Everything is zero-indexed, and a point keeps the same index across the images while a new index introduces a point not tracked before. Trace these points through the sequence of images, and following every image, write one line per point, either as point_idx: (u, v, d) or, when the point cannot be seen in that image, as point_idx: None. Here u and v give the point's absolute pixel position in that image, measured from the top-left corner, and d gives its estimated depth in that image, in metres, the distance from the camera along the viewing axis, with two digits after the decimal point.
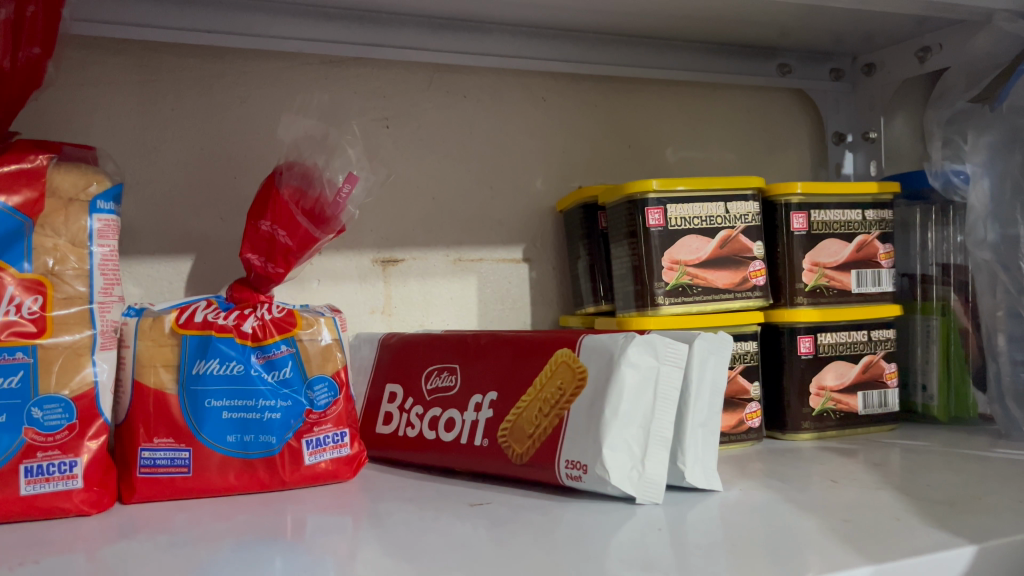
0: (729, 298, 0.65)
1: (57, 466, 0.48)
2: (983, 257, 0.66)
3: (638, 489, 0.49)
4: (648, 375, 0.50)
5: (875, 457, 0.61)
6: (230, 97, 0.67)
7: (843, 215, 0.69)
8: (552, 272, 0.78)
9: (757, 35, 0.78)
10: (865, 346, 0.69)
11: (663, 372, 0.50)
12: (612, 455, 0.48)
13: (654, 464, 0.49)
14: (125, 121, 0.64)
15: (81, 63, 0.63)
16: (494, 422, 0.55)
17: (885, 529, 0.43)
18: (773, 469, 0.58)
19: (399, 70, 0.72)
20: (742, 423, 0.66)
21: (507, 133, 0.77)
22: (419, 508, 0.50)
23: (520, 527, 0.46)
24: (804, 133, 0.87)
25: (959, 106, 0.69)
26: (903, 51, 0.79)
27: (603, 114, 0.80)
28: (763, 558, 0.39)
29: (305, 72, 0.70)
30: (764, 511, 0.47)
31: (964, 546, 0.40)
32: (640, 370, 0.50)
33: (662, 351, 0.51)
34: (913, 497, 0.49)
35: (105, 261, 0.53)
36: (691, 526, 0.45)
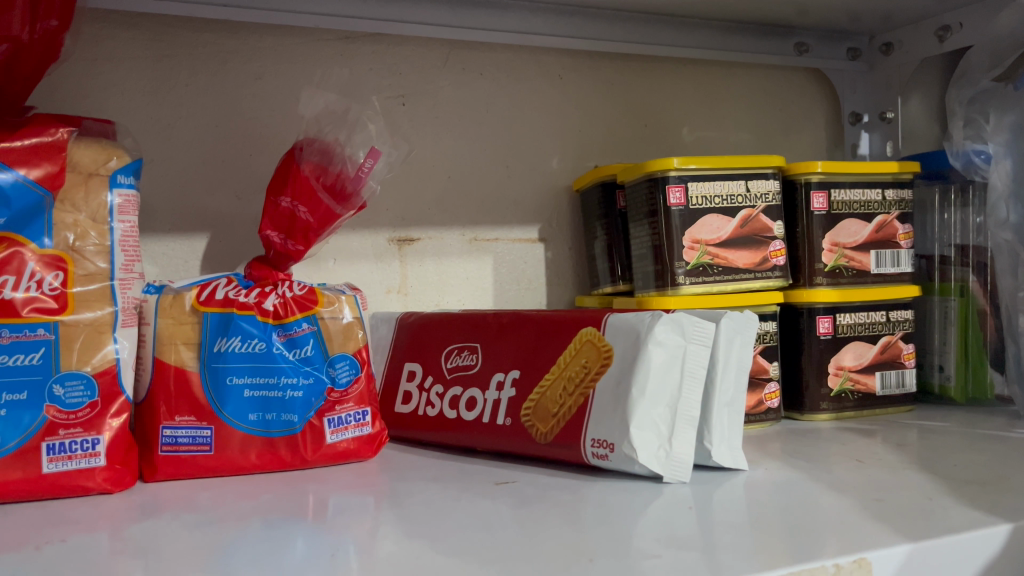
0: (749, 278, 0.65)
1: (79, 444, 0.48)
2: (1004, 238, 0.66)
3: (666, 468, 0.48)
4: (675, 353, 0.50)
5: (895, 438, 0.61)
6: (245, 74, 0.66)
7: (862, 195, 0.69)
8: (567, 252, 0.77)
9: (775, 12, 0.77)
10: (883, 327, 0.69)
11: (690, 350, 0.50)
12: (639, 434, 0.48)
13: (681, 443, 0.49)
14: (139, 97, 0.63)
15: (96, 38, 0.62)
16: (516, 401, 0.55)
17: (917, 508, 0.43)
18: (794, 449, 0.58)
19: (414, 47, 0.72)
20: (761, 403, 0.65)
21: (523, 111, 0.76)
22: (443, 488, 0.49)
23: (549, 507, 0.45)
24: (819, 114, 0.87)
25: (982, 85, 0.67)
26: (922, 30, 0.78)
27: (619, 93, 0.79)
28: (797, 538, 0.39)
29: (321, 48, 0.69)
30: (793, 490, 0.47)
31: (998, 526, 0.40)
32: (667, 348, 0.49)
33: (688, 330, 0.50)
34: (940, 477, 0.49)
35: (126, 237, 0.52)
36: (719, 505, 0.45)
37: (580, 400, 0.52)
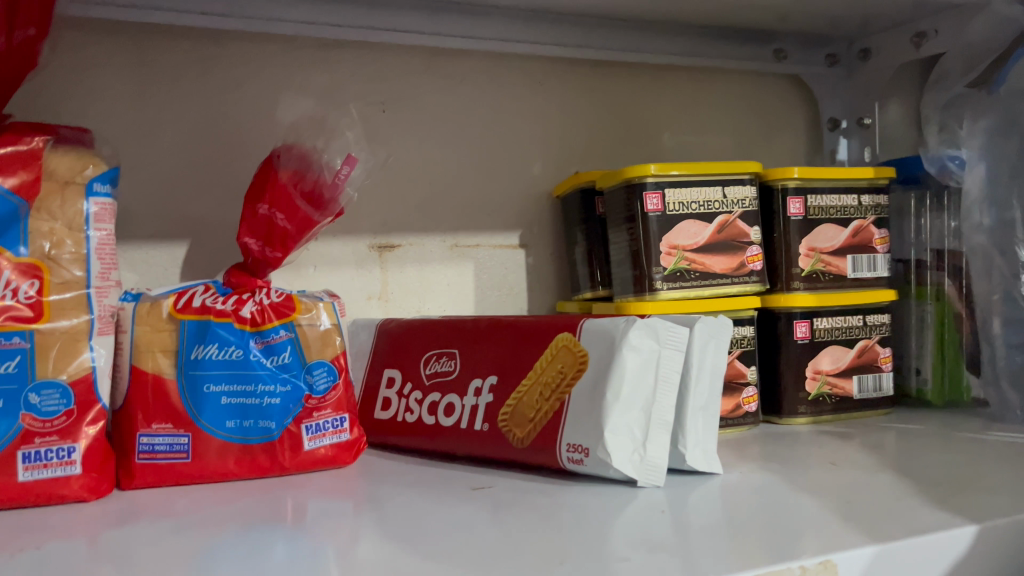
0: (726, 282, 0.66)
1: (55, 453, 0.48)
2: (979, 242, 0.66)
3: (640, 473, 0.49)
4: (649, 358, 0.50)
5: (872, 441, 0.61)
6: (225, 81, 0.66)
7: (839, 200, 0.70)
8: (548, 257, 0.77)
9: (754, 19, 0.78)
10: (860, 331, 0.70)
11: (664, 355, 0.50)
12: (613, 439, 0.49)
13: (655, 447, 0.49)
14: (119, 105, 0.63)
15: (75, 45, 0.62)
16: (493, 407, 0.55)
17: (887, 509, 0.43)
18: (772, 453, 0.59)
19: (395, 54, 0.72)
20: (739, 407, 0.66)
21: (503, 117, 0.76)
22: (420, 493, 0.50)
23: (524, 511, 0.46)
24: (799, 119, 0.87)
25: (956, 90, 0.69)
26: (899, 36, 0.79)
27: (600, 100, 0.80)
28: (768, 538, 0.39)
29: (301, 56, 0.69)
30: (767, 492, 0.47)
31: (965, 526, 0.40)
32: (641, 353, 0.50)
33: (662, 334, 0.51)
34: (912, 479, 0.50)
35: (103, 244, 0.52)
36: (693, 508, 0.45)
37: (557, 405, 0.52)
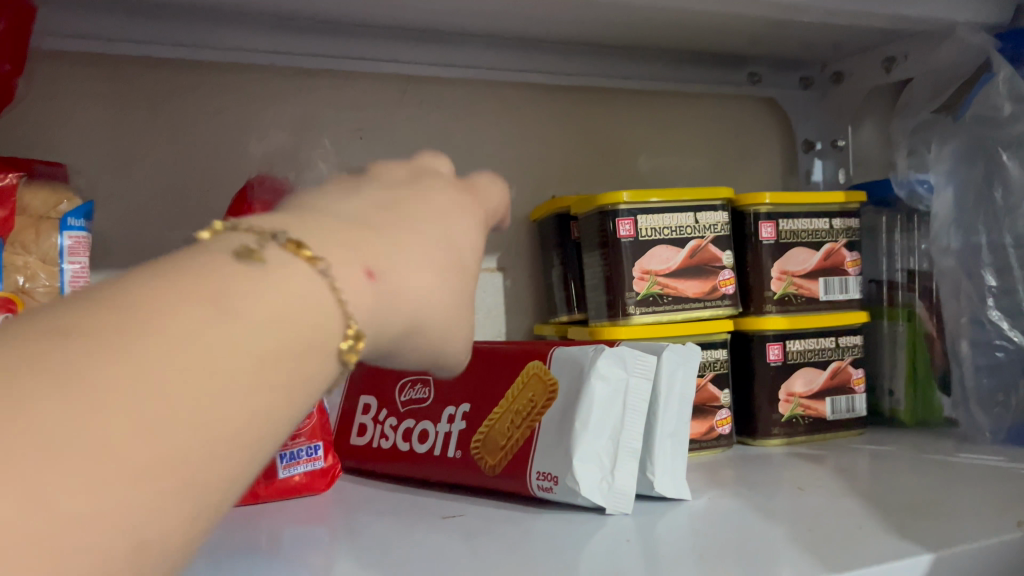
0: (699, 307, 0.66)
1: None
2: (947, 265, 0.68)
3: (608, 500, 0.49)
4: (618, 387, 0.51)
5: (843, 463, 0.62)
6: (202, 110, 0.67)
7: (810, 224, 0.71)
8: (525, 280, 0.78)
9: (727, 44, 0.79)
10: (833, 353, 0.70)
11: (632, 384, 0.51)
12: (581, 467, 0.49)
13: (624, 475, 0.50)
14: (96, 135, 0.64)
15: (52, 77, 0.63)
16: (466, 434, 0.56)
17: (847, 537, 0.44)
18: (742, 476, 0.59)
19: (371, 82, 0.73)
20: (712, 430, 0.67)
21: (480, 143, 0.77)
22: (392, 522, 0.50)
23: (492, 540, 0.46)
24: (774, 142, 0.89)
25: (923, 115, 0.71)
26: (869, 60, 0.80)
27: (576, 124, 0.81)
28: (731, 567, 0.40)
29: (278, 84, 0.70)
30: (732, 519, 0.48)
31: (921, 554, 0.41)
32: (609, 382, 0.51)
33: (631, 363, 0.52)
34: (876, 504, 0.50)
35: (76, 279, 0.52)
36: (659, 536, 0.46)
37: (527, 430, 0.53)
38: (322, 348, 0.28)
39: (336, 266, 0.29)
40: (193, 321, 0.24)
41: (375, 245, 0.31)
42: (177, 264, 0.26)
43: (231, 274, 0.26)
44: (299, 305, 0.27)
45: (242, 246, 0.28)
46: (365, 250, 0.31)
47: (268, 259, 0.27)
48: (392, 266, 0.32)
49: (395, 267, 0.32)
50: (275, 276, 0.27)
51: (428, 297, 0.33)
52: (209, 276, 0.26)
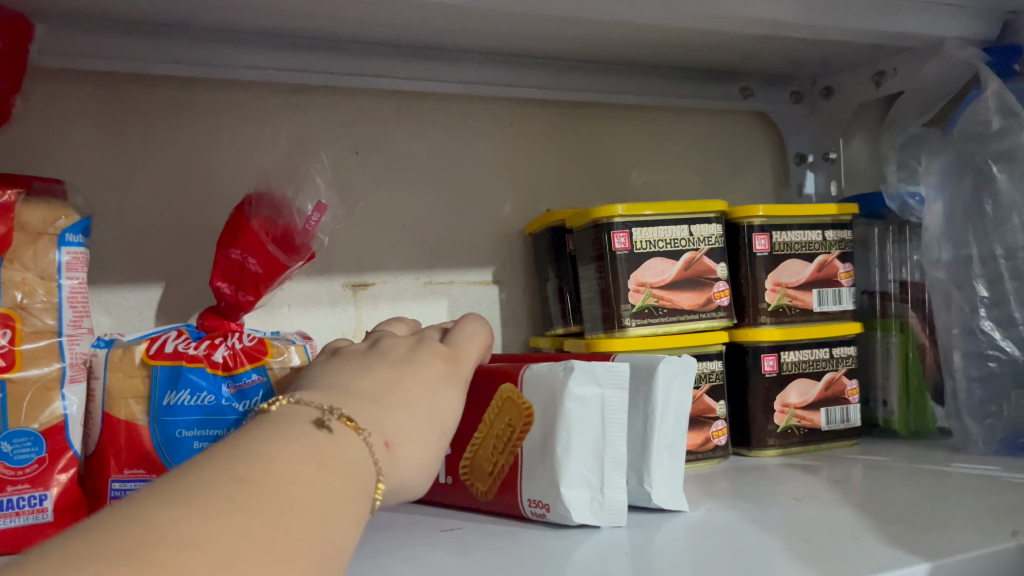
0: (694, 318, 0.67)
1: (26, 500, 0.49)
2: (938, 277, 0.68)
3: (601, 518, 0.50)
4: (594, 404, 0.51)
5: (838, 474, 0.62)
6: (198, 127, 0.68)
7: (804, 235, 0.71)
8: (521, 293, 0.79)
9: (718, 59, 0.80)
10: (827, 363, 0.71)
11: (608, 400, 0.51)
12: (570, 493, 0.49)
13: (613, 492, 0.50)
14: (93, 152, 0.64)
15: (49, 94, 0.63)
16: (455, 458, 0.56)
17: (843, 548, 0.44)
18: (739, 487, 0.60)
19: (366, 98, 0.73)
20: (708, 441, 0.67)
21: (474, 157, 0.78)
22: (390, 536, 0.50)
23: (489, 553, 0.46)
24: (766, 156, 0.89)
25: (913, 130, 0.73)
26: (859, 75, 0.81)
27: (569, 138, 0.81)
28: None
29: (274, 101, 0.70)
30: (729, 531, 0.48)
31: (916, 564, 0.41)
32: (585, 402, 0.51)
33: (604, 378, 0.51)
34: (871, 515, 0.51)
35: (75, 293, 0.53)
36: (655, 548, 0.46)
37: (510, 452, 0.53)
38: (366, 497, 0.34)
39: (370, 437, 0.36)
40: (301, 481, 0.30)
41: (392, 419, 0.39)
42: (274, 431, 0.33)
43: (315, 444, 0.33)
44: (350, 466, 0.34)
45: (313, 418, 0.35)
46: (385, 424, 0.38)
47: (333, 431, 0.34)
48: (402, 436, 0.39)
49: (405, 435, 0.39)
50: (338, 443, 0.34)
51: (433, 445, 0.41)
52: (313, 449, 0.32)
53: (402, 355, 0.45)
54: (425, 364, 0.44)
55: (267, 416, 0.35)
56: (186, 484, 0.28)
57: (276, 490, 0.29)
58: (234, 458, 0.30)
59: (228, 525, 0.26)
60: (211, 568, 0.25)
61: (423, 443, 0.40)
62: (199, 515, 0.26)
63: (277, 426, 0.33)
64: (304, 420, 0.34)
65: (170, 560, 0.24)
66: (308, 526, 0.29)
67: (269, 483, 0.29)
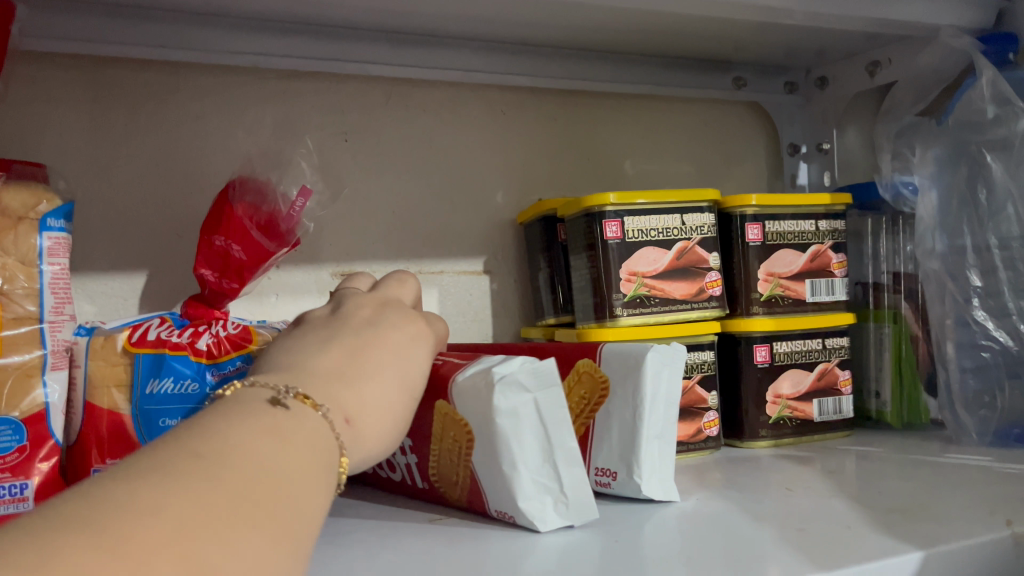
0: (685, 308, 0.66)
1: (6, 489, 0.48)
2: (932, 267, 0.68)
3: (571, 517, 0.46)
4: (529, 410, 0.45)
5: (831, 465, 0.62)
6: (184, 113, 0.67)
7: (796, 225, 0.71)
8: (512, 284, 0.78)
9: (713, 48, 0.79)
10: (820, 354, 0.70)
11: (543, 402, 0.46)
12: (528, 505, 0.46)
13: (576, 489, 0.46)
14: (76, 137, 0.63)
15: (32, 77, 0.62)
16: (422, 466, 0.52)
17: (836, 537, 0.44)
18: (731, 478, 0.59)
19: (356, 85, 0.72)
20: (700, 432, 0.66)
21: (466, 146, 0.77)
22: (377, 526, 0.49)
23: (478, 543, 0.46)
24: (760, 148, 0.89)
25: (907, 120, 0.72)
26: (854, 65, 0.81)
27: (562, 127, 0.81)
28: (727, 569, 0.40)
29: (262, 87, 0.69)
30: (721, 521, 0.48)
31: (910, 553, 0.41)
32: (517, 413, 0.45)
33: (531, 379, 0.46)
34: (864, 505, 0.50)
35: (57, 279, 0.52)
36: (645, 537, 0.45)
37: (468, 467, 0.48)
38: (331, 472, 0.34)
39: (330, 412, 0.35)
40: (260, 457, 0.30)
41: (353, 394, 0.38)
42: (231, 411, 0.32)
43: (272, 420, 0.32)
44: (313, 439, 0.33)
45: (268, 398, 0.34)
46: (344, 399, 0.37)
47: (291, 409, 0.34)
48: (366, 411, 0.38)
49: (366, 411, 0.38)
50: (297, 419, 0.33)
51: (400, 416, 0.40)
52: (270, 424, 0.32)
53: (364, 322, 0.44)
54: (388, 335, 0.43)
55: (221, 399, 0.34)
56: (140, 461, 0.27)
57: (231, 463, 0.28)
58: (187, 439, 0.29)
59: (183, 496, 0.26)
60: (167, 536, 0.24)
61: (389, 418, 0.39)
62: (152, 488, 0.26)
63: (234, 406, 0.33)
64: (259, 399, 0.34)
65: (126, 534, 0.24)
66: (269, 498, 0.28)
67: (225, 456, 0.28)
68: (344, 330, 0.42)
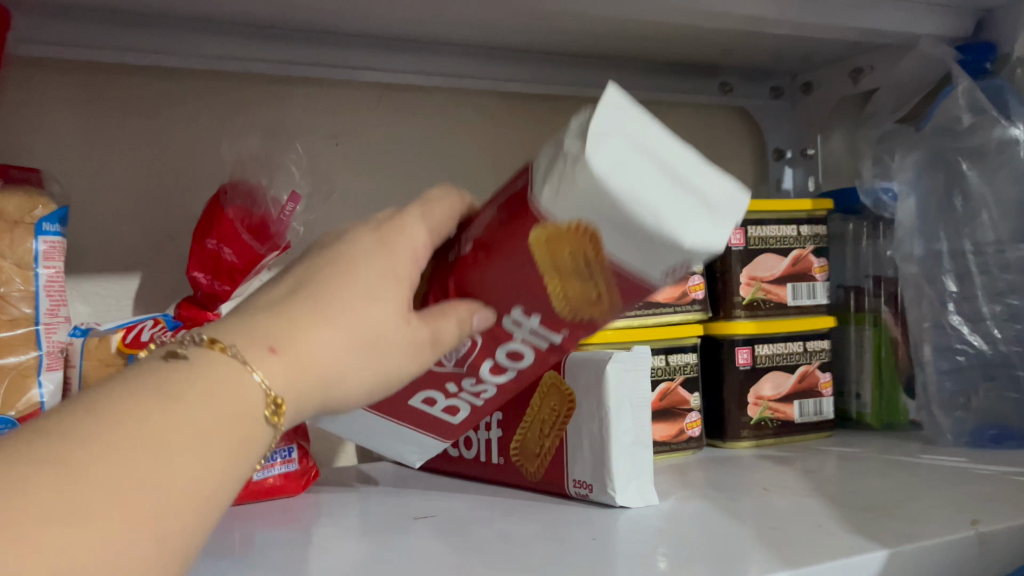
0: (668, 312, 0.68)
1: None
2: (910, 272, 0.69)
3: (712, 201, 0.33)
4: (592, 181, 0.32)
5: (809, 465, 0.63)
6: (177, 116, 0.68)
7: (779, 230, 0.72)
8: None
9: (699, 54, 0.81)
10: (801, 357, 0.72)
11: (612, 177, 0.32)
12: (629, 244, 0.34)
13: (688, 177, 0.33)
14: (70, 140, 0.64)
15: (27, 81, 0.63)
16: (505, 440, 0.59)
17: (807, 535, 0.45)
18: (711, 478, 0.61)
19: (347, 89, 0.74)
20: (682, 432, 0.68)
21: (455, 149, 0.78)
22: (364, 524, 0.51)
23: (461, 540, 0.47)
24: (746, 153, 0.90)
25: (886, 127, 0.73)
26: (837, 71, 0.82)
27: (549, 131, 0.82)
28: (702, 566, 0.41)
29: (254, 91, 0.70)
30: (697, 519, 0.49)
31: (877, 550, 0.42)
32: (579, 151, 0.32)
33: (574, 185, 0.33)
34: (837, 504, 0.52)
35: (51, 282, 0.53)
36: (623, 535, 0.47)
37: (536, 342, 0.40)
38: (251, 437, 0.32)
39: (244, 350, 0.33)
40: (134, 412, 0.29)
41: (286, 321, 0.35)
42: (128, 372, 0.32)
43: (163, 373, 0.32)
44: (212, 383, 0.32)
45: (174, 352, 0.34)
46: (271, 329, 0.34)
47: (190, 357, 0.33)
48: (305, 334, 0.34)
49: (306, 339, 0.34)
50: (200, 365, 0.32)
51: (361, 356, 0.36)
52: (158, 378, 0.31)
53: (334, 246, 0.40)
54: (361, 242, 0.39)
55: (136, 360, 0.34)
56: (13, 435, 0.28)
57: (95, 425, 0.28)
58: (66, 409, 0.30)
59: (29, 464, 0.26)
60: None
61: (350, 329, 0.35)
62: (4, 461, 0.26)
63: (150, 372, 0.33)
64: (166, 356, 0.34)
65: None
66: (139, 455, 0.28)
67: (90, 419, 0.29)
68: (313, 260, 0.39)
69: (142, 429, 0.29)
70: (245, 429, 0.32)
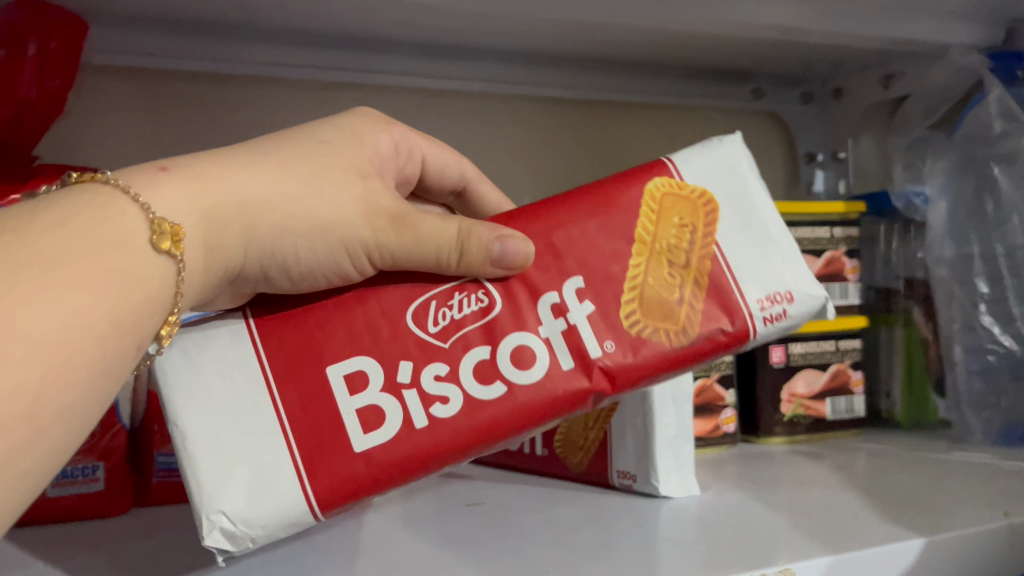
0: None
1: (80, 470, 0.53)
2: (941, 274, 0.72)
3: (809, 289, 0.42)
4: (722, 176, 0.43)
5: (841, 461, 0.65)
6: (231, 122, 0.71)
7: (811, 232, 0.74)
8: None
9: (731, 61, 0.83)
10: (833, 355, 0.74)
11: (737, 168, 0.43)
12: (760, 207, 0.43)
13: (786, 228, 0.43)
14: (133, 145, 0.68)
15: (93, 90, 0.67)
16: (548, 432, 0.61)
17: (844, 524, 0.47)
18: (746, 472, 0.63)
19: (392, 95, 0.76)
20: (718, 428, 0.70)
21: (495, 153, 0.81)
22: (417, 512, 0.54)
23: (513, 527, 0.50)
24: (777, 158, 0.93)
25: (917, 134, 0.75)
26: (866, 78, 0.84)
27: (585, 136, 0.84)
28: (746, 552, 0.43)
29: (304, 96, 0.73)
30: (737, 509, 0.51)
31: (913, 538, 0.44)
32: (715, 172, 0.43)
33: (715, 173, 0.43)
34: (871, 497, 0.54)
35: None
36: (667, 523, 0.49)
37: (569, 342, 0.41)
38: (151, 304, 0.34)
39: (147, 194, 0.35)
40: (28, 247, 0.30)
41: (243, 163, 0.38)
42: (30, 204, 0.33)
43: (68, 210, 0.32)
44: (111, 233, 0.33)
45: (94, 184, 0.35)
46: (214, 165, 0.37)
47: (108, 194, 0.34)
48: (246, 175, 0.37)
49: (245, 184, 0.37)
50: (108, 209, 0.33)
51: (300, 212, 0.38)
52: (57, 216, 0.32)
53: None
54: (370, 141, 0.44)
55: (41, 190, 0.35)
56: None
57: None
58: None
59: None
60: None
61: (292, 202, 0.38)
62: None
63: (43, 198, 0.33)
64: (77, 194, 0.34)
65: None
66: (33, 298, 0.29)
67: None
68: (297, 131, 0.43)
69: (36, 262, 0.30)
70: (144, 289, 0.33)
